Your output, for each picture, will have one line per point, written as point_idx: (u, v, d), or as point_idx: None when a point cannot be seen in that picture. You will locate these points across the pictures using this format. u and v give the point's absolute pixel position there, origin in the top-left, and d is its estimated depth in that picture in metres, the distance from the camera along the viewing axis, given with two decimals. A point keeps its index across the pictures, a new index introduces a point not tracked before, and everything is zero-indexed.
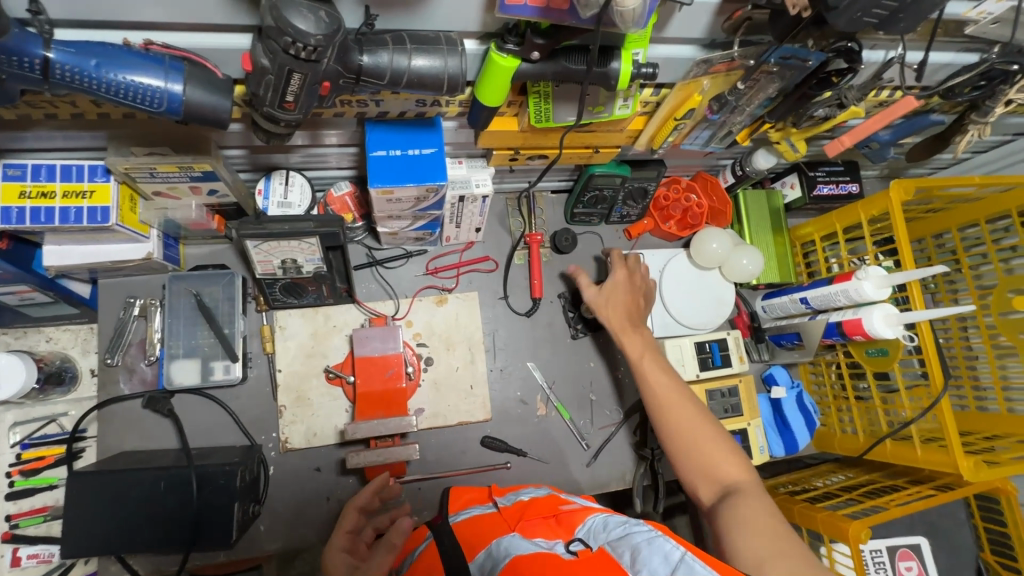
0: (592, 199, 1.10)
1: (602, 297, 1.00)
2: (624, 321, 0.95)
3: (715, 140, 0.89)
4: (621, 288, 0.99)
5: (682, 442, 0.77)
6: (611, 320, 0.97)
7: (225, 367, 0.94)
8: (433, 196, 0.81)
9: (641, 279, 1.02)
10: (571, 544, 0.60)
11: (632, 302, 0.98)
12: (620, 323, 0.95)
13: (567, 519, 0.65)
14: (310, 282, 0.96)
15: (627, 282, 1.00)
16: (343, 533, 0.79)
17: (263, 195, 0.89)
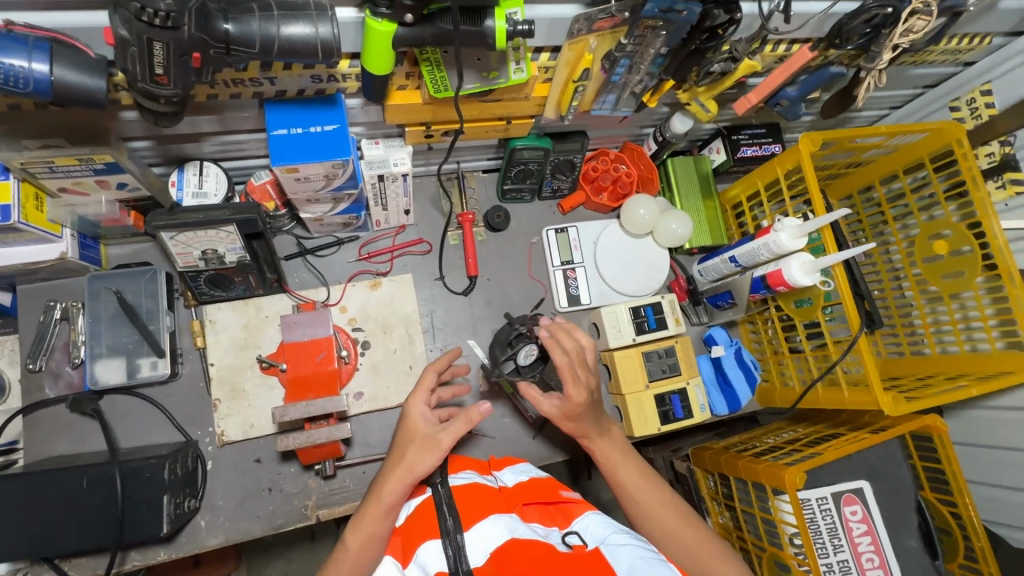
0: (519, 174, 1.11)
1: (563, 407, 0.82)
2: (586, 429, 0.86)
3: (623, 103, 0.91)
4: (583, 408, 0.82)
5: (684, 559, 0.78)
6: (574, 428, 0.86)
7: (152, 364, 0.93)
8: (343, 173, 0.81)
9: (583, 373, 0.83)
10: (567, 537, 0.70)
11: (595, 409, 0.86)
12: (583, 430, 0.86)
13: (564, 511, 0.75)
14: (235, 273, 0.95)
15: (587, 391, 0.82)
16: (419, 401, 0.82)
17: (177, 186, 0.88)
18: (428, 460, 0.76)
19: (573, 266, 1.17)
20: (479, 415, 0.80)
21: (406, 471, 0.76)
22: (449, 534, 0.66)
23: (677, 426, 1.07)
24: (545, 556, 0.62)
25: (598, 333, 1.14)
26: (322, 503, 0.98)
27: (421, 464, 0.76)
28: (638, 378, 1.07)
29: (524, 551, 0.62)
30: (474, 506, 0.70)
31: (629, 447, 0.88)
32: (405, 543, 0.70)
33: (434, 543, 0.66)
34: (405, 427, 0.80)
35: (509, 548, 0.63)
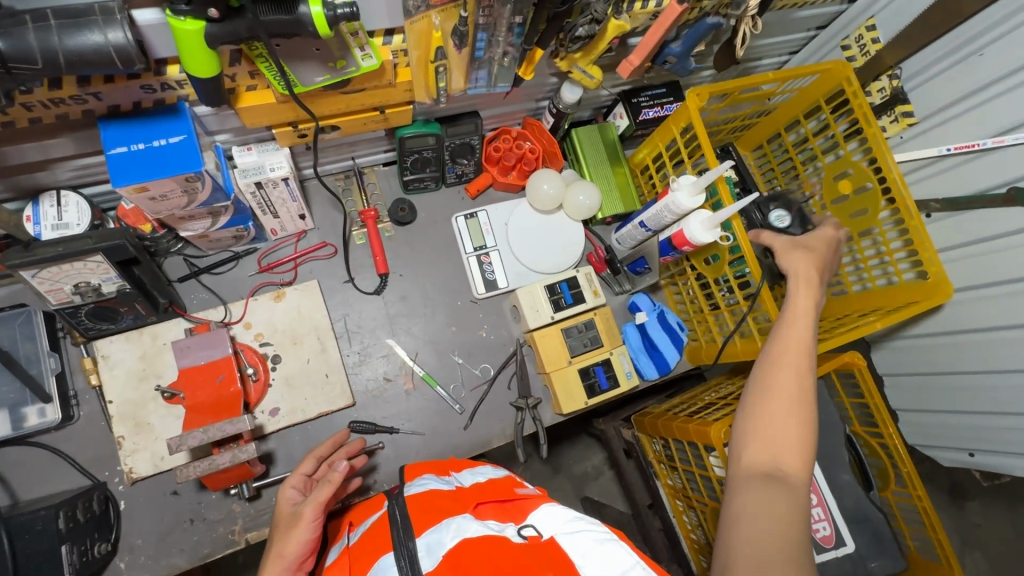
0: (416, 163, 1.07)
1: (806, 269, 0.90)
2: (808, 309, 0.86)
3: (498, 78, 0.88)
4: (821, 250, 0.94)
5: (773, 421, 0.76)
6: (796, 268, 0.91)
7: (40, 410, 0.89)
8: (205, 185, 0.77)
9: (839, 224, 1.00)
10: (522, 529, 0.69)
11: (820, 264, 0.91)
12: (805, 272, 0.90)
13: (518, 507, 0.75)
14: (119, 304, 0.90)
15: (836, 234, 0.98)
16: (288, 483, 0.78)
17: (33, 221, 0.83)
18: (295, 535, 0.68)
19: (487, 251, 1.15)
20: (343, 474, 0.76)
21: (279, 557, 0.68)
22: (401, 543, 0.66)
23: (605, 397, 1.07)
24: (497, 553, 0.63)
25: (519, 314, 1.12)
26: (250, 526, 0.95)
27: (291, 541, 0.69)
28: (560, 354, 1.06)
29: (474, 550, 0.63)
30: (427, 513, 0.71)
31: (807, 331, 0.83)
32: (355, 561, 0.70)
33: (388, 556, 0.66)
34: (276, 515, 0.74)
35: (461, 548, 0.64)
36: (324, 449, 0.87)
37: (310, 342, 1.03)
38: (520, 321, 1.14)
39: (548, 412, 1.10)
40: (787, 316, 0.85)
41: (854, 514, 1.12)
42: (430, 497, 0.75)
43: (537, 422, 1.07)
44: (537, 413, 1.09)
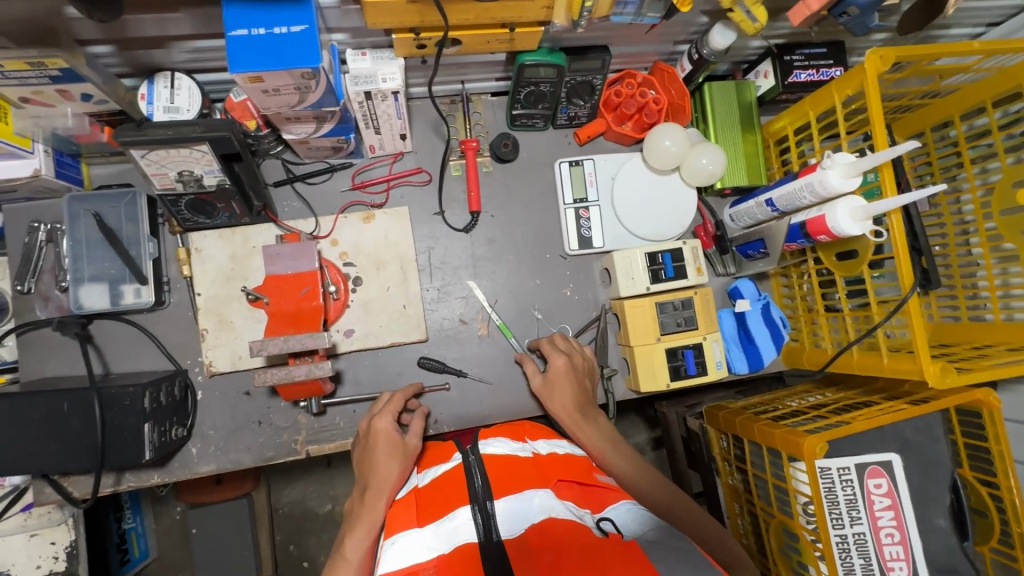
0: (529, 97, 0.98)
1: (546, 385, 0.93)
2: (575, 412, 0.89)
3: (650, 6, 0.77)
4: (564, 377, 0.92)
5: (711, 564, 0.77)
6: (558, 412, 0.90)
7: (135, 291, 0.90)
8: (319, 85, 0.71)
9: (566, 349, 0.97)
10: (601, 521, 0.67)
11: (579, 388, 0.92)
12: (568, 410, 0.89)
13: (597, 495, 0.74)
14: (217, 199, 0.89)
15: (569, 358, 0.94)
16: (385, 416, 0.87)
17: (147, 100, 0.81)
18: (396, 461, 0.81)
19: (587, 205, 1.06)
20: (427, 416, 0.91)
21: (382, 481, 0.79)
22: (479, 500, 0.69)
23: (689, 382, 0.99)
24: (578, 535, 0.63)
25: (610, 279, 1.04)
26: (312, 439, 0.96)
27: (392, 469, 0.80)
28: (649, 330, 0.98)
29: (561, 528, 0.64)
30: (507, 480, 0.72)
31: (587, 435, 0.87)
32: (422, 507, 0.74)
33: (465, 509, 0.69)
34: (371, 440, 0.84)
35: (546, 524, 0.64)
36: (405, 393, 0.93)
37: (394, 268, 0.99)
38: (609, 286, 1.06)
39: (622, 386, 1.04)
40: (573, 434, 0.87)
41: (942, 563, 1.00)
42: (508, 460, 0.77)
43: (609, 394, 1.02)
44: (610, 385, 1.03)
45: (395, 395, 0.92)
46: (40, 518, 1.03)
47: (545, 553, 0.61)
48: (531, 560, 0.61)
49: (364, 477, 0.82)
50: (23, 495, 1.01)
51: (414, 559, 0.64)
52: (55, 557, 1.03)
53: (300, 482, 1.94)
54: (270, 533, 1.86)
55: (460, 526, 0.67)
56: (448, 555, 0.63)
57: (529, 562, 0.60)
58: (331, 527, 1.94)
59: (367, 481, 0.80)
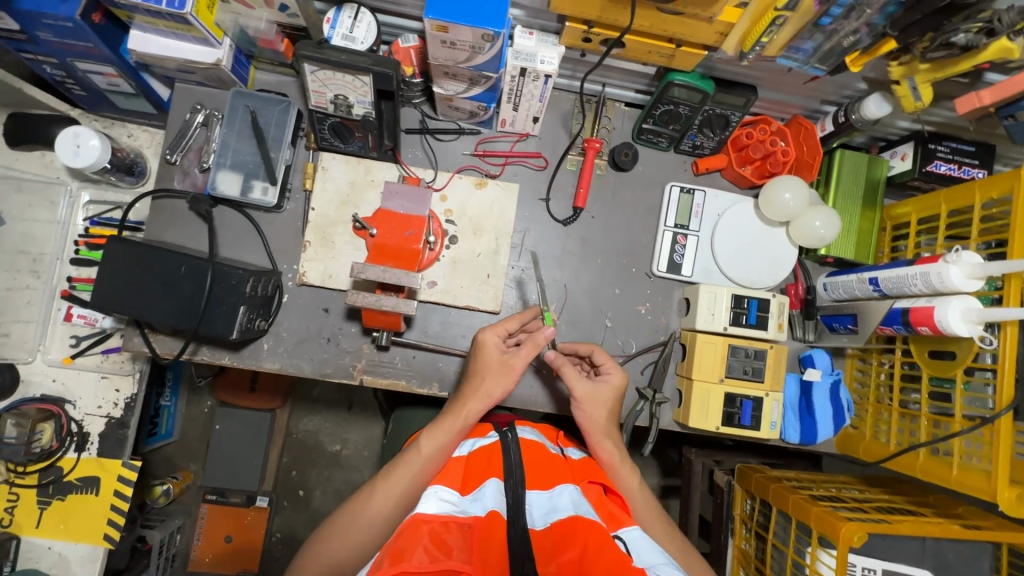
0: (664, 116, 1.00)
1: (594, 393, 0.88)
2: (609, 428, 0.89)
3: (819, 57, 0.78)
4: (610, 397, 0.89)
5: None
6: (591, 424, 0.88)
7: (263, 189, 0.97)
8: (492, 50, 0.77)
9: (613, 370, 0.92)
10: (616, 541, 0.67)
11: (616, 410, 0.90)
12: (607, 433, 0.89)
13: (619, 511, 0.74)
14: (357, 128, 0.96)
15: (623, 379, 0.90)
16: (493, 331, 0.85)
17: (331, 24, 0.88)
18: (501, 384, 0.83)
19: (686, 232, 1.07)
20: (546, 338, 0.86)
21: (486, 395, 0.83)
22: (513, 480, 0.71)
23: (738, 432, 0.98)
24: (604, 538, 0.61)
25: (688, 309, 1.05)
26: (369, 370, 1.01)
27: (494, 386, 0.83)
28: (714, 369, 0.98)
29: (585, 529, 0.63)
30: (542, 473, 0.75)
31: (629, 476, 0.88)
32: (466, 475, 0.77)
33: (497, 485, 0.72)
34: (478, 352, 0.85)
35: (572, 520, 0.65)
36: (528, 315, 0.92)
37: (490, 239, 1.03)
38: (684, 316, 1.06)
39: (669, 415, 1.04)
40: (609, 466, 0.88)
41: None
42: (544, 451, 0.81)
43: (653, 419, 1.02)
44: (658, 411, 1.04)
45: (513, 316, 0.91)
46: (114, 364, 1.13)
47: (568, 551, 0.61)
48: (555, 559, 0.61)
49: (471, 379, 0.85)
50: (109, 338, 1.13)
51: (450, 512, 0.68)
52: (114, 403, 1.12)
53: (319, 415, 2.02)
54: (279, 453, 1.94)
55: (493, 499, 0.70)
56: (478, 524, 0.66)
57: (553, 559, 0.61)
58: (333, 467, 2.01)
59: (472, 388, 0.84)
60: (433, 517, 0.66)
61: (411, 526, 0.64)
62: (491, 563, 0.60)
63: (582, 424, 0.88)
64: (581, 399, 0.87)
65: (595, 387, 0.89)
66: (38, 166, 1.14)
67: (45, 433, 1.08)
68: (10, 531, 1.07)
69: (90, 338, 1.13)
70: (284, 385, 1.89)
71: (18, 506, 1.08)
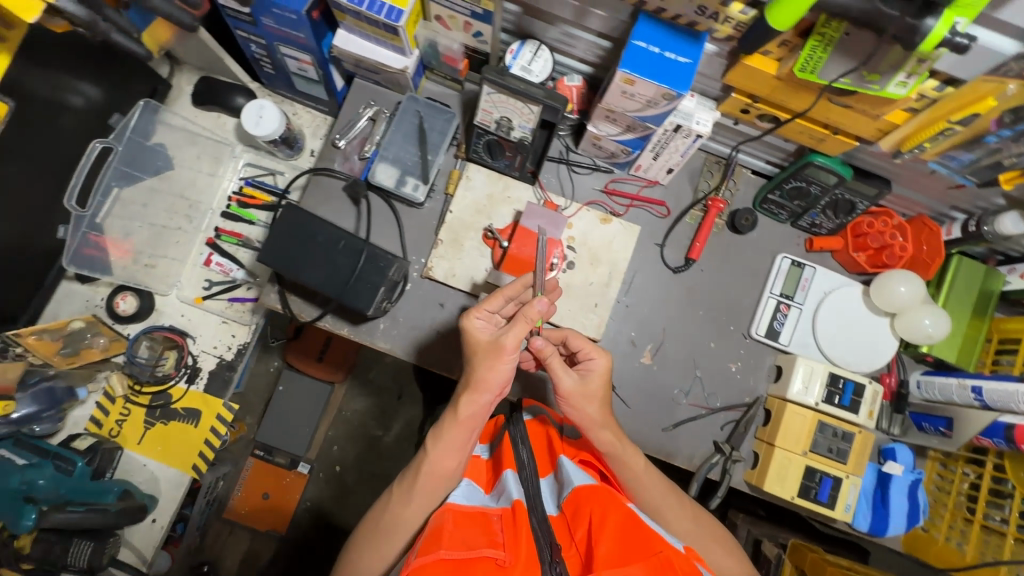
0: (793, 190, 1.06)
1: (582, 386, 0.90)
2: (607, 414, 0.90)
3: (973, 168, 0.83)
4: (601, 385, 0.91)
5: None
6: (590, 414, 0.89)
7: (414, 186, 1.06)
8: (666, 107, 0.84)
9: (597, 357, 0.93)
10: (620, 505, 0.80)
11: (607, 392, 0.92)
12: (600, 417, 0.89)
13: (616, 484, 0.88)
14: (510, 148, 1.05)
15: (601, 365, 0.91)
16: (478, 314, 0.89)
17: (513, 55, 0.97)
18: (498, 367, 0.85)
19: (790, 303, 1.11)
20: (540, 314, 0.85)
21: (482, 382, 0.85)
22: (526, 471, 0.84)
23: (812, 507, 0.99)
24: (606, 504, 0.74)
25: (779, 377, 1.08)
26: None
27: (491, 371, 0.85)
28: (799, 441, 1.00)
29: (589, 495, 0.76)
30: (548, 460, 0.91)
31: (640, 462, 0.89)
32: (489, 472, 0.94)
33: (513, 478, 0.85)
34: (469, 339, 0.88)
35: (577, 494, 0.77)
36: (512, 290, 0.94)
37: (603, 270, 1.09)
38: (773, 383, 1.09)
39: (740, 475, 1.06)
40: (616, 457, 0.89)
41: None
42: (542, 436, 0.97)
43: (726, 475, 1.05)
44: (731, 469, 1.06)
45: (502, 292, 0.93)
46: (236, 312, 1.24)
47: (582, 525, 0.73)
48: (571, 536, 0.74)
49: (468, 372, 0.88)
50: (238, 289, 1.24)
51: (479, 505, 0.81)
52: (228, 347, 1.23)
53: (371, 398, 2.11)
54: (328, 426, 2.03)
55: (510, 493, 0.81)
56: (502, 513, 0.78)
57: (572, 538, 0.73)
58: (371, 450, 2.08)
59: (468, 379, 0.87)
60: (463, 506, 0.80)
61: (445, 513, 0.77)
62: (518, 543, 0.71)
63: (578, 418, 0.90)
64: (568, 393, 0.89)
65: (583, 380, 0.91)
66: (211, 125, 1.27)
67: (168, 360, 1.21)
68: (116, 441, 1.17)
69: (222, 285, 1.25)
70: (348, 363, 1.99)
71: (128, 420, 1.18)
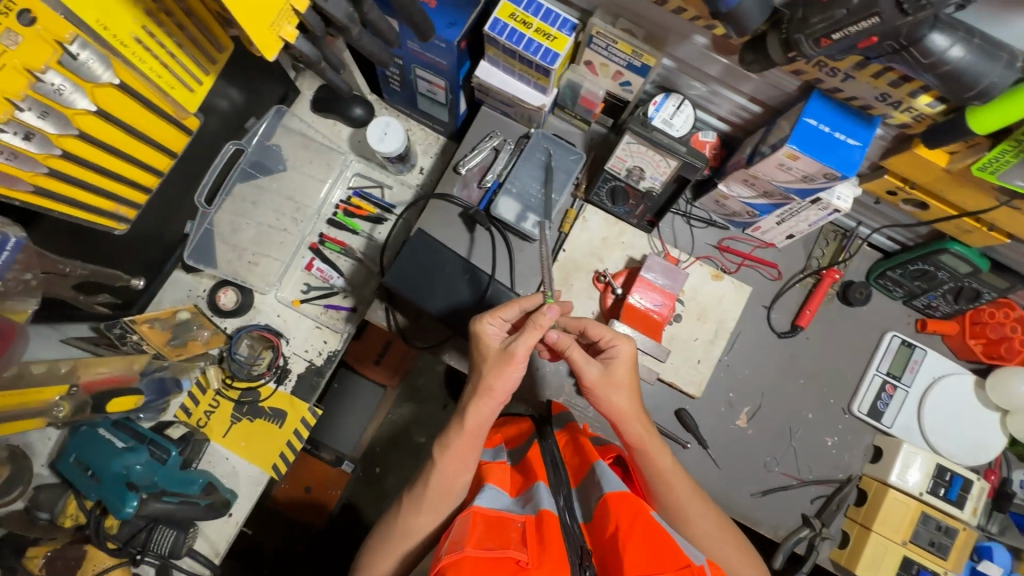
0: (916, 272, 1.04)
1: (607, 376, 0.86)
2: (635, 404, 0.86)
3: None
4: (624, 376, 0.87)
5: None
6: (615, 404, 0.86)
7: (534, 222, 1.06)
8: (823, 184, 0.83)
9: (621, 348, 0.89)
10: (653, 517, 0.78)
11: (635, 383, 0.88)
12: (626, 410, 0.85)
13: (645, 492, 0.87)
14: (635, 196, 1.06)
15: (625, 355, 0.88)
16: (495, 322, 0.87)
17: (655, 106, 0.96)
18: (506, 372, 0.82)
19: (895, 384, 1.09)
20: (551, 320, 0.82)
21: (492, 389, 0.82)
22: (558, 484, 0.82)
23: None
24: (636, 513, 0.72)
25: (878, 458, 1.06)
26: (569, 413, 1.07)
27: (500, 379, 0.82)
28: (899, 529, 0.98)
29: (620, 504, 0.74)
30: (578, 467, 0.89)
31: (667, 462, 0.85)
32: (514, 479, 0.88)
33: (541, 484, 0.81)
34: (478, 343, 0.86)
35: (608, 501, 0.75)
36: (529, 302, 0.89)
37: (709, 327, 1.08)
38: (870, 463, 1.07)
39: (828, 553, 1.05)
40: (642, 453, 0.85)
41: None
42: (571, 446, 0.94)
43: (814, 551, 1.04)
44: (819, 545, 1.05)
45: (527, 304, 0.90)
46: (329, 319, 1.24)
47: (610, 534, 0.72)
48: (601, 542, 0.73)
49: (477, 379, 0.86)
50: (335, 296, 1.25)
51: (504, 509, 0.78)
52: (318, 352, 1.24)
53: (418, 405, 2.12)
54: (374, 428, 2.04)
55: (540, 496, 0.78)
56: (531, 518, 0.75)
57: (602, 544, 0.73)
58: (413, 457, 2.09)
59: (477, 384, 0.84)
60: (489, 510, 0.77)
61: (474, 516, 0.74)
62: (547, 550, 0.68)
63: (603, 409, 0.86)
64: (594, 384, 0.86)
65: (607, 370, 0.87)
66: (327, 131, 1.29)
67: (264, 359, 1.21)
68: (203, 432, 1.18)
69: (319, 291, 1.26)
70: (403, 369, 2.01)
71: (215, 413, 1.19)
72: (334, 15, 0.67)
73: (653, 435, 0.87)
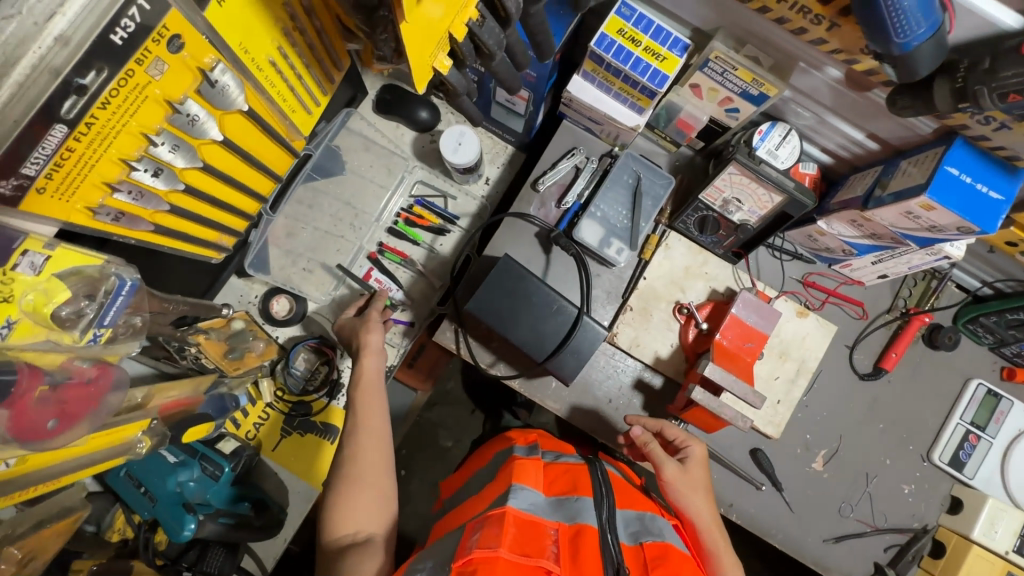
0: (1015, 321, 0.98)
1: (685, 476, 0.89)
2: (710, 510, 0.89)
3: None
4: (701, 480, 0.90)
5: None
6: (689, 507, 0.88)
7: (619, 249, 1.02)
8: (951, 236, 0.78)
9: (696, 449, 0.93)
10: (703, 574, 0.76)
11: (709, 485, 0.91)
12: (699, 513, 0.87)
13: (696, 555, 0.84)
14: (726, 228, 1.00)
15: (701, 459, 0.91)
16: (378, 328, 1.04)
17: (761, 136, 0.89)
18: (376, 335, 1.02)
19: (979, 434, 1.05)
20: (641, 436, 0.92)
21: (374, 345, 1.01)
22: (603, 497, 0.80)
23: None
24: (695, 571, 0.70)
25: (958, 509, 1.03)
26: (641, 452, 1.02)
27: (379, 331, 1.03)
28: None
29: (678, 555, 0.72)
30: (626, 497, 0.87)
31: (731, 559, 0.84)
32: (549, 480, 0.87)
33: (587, 500, 0.80)
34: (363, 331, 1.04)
35: (663, 545, 0.74)
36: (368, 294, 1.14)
37: (793, 367, 1.03)
38: (947, 513, 1.04)
39: None
40: (714, 550, 0.85)
41: None
42: (622, 484, 0.92)
43: None
44: None
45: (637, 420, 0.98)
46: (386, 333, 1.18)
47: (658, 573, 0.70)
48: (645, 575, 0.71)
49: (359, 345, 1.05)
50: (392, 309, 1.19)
51: (537, 513, 0.77)
52: None
53: None
54: None
55: (582, 512, 0.78)
56: (569, 530, 0.75)
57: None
58: None
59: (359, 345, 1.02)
60: (522, 512, 0.75)
61: (508, 513, 0.73)
62: None
63: (679, 507, 0.88)
64: (671, 481, 0.88)
65: (685, 468, 0.90)
66: (389, 135, 1.22)
67: (320, 374, 1.16)
68: (253, 446, 1.12)
69: None
70: None
71: (265, 425, 1.14)
72: (486, 41, 0.64)
73: (725, 537, 0.87)
